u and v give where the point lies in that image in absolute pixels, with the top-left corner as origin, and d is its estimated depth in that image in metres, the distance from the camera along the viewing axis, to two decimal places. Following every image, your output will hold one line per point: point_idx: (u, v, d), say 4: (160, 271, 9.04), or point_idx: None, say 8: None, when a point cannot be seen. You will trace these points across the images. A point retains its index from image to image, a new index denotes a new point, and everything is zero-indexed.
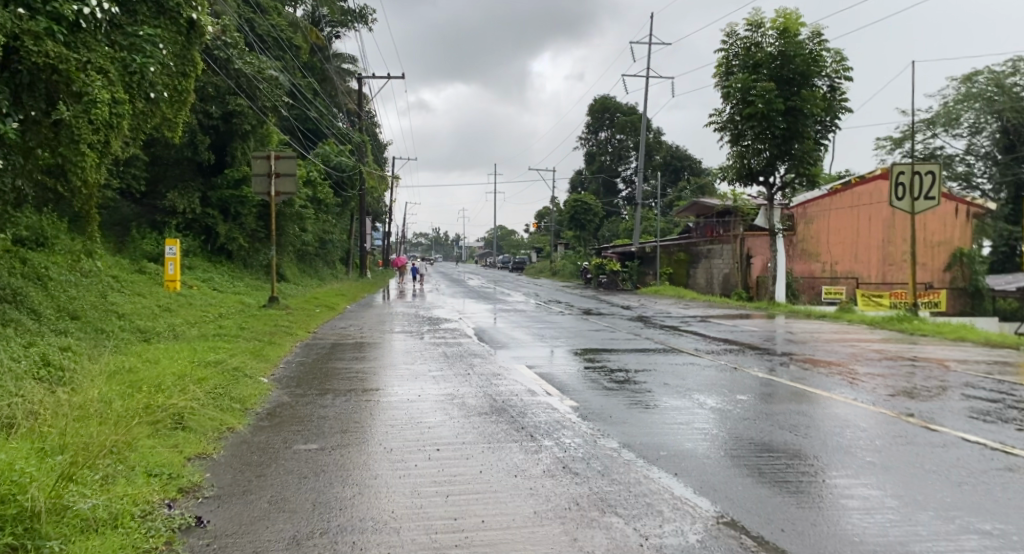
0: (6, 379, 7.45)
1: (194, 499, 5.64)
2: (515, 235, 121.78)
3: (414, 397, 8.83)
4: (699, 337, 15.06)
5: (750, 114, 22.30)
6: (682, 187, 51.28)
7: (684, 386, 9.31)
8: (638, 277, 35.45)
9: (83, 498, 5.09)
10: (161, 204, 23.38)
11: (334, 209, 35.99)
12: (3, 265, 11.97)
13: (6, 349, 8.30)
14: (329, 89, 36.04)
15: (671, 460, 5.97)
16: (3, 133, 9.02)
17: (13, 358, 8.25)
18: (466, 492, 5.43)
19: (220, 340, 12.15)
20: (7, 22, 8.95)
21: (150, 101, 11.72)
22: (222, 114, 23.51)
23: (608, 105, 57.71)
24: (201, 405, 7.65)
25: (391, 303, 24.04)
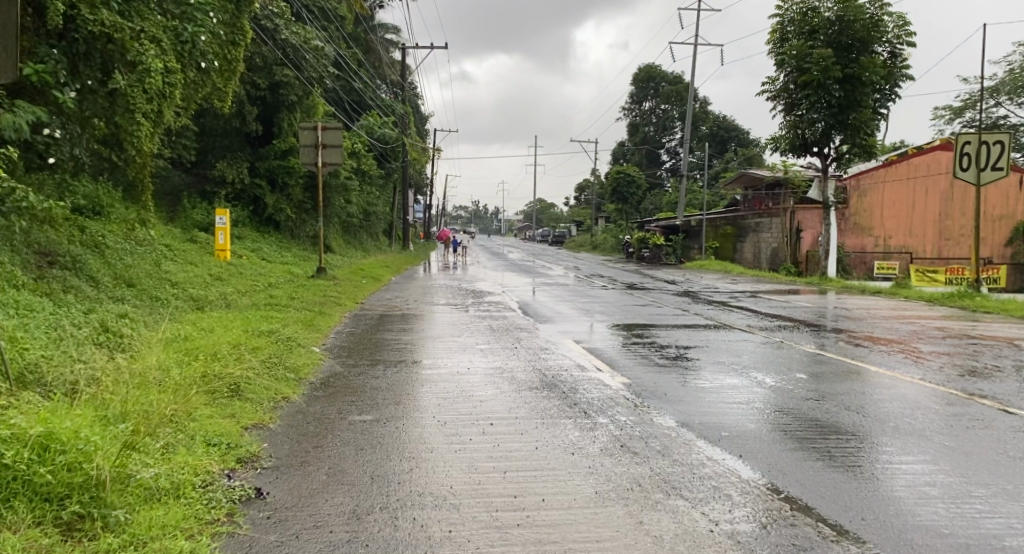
0: (68, 344, 7.56)
1: (253, 470, 5.66)
2: (554, 207, 121.19)
3: (464, 370, 8.79)
4: (750, 312, 14.81)
5: (805, 81, 21.77)
6: (729, 159, 50.42)
7: (738, 364, 9.12)
8: (682, 251, 35.01)
9: (146, 467, 5.14)
10: (211, 174, 23.61)
11: (378, 180, 36.04)
12: (63, 233, 12.17)
13: (68, 317, 8.44)
14: (373, 60, 35.96)
15: (733, 440, 5.83)
16: (61, 103, 9.12)
17: (75, 325, 8.38)
18: (525, 469, 5.37)
19: (270, 310, 12.24)
20: None
21: (201, 71, 11.81)
22: (269, 85, 23.64)
23: (654, 75, 56.80)
24: (256, 374, 7.70)
25: (436, 275, 24.10)
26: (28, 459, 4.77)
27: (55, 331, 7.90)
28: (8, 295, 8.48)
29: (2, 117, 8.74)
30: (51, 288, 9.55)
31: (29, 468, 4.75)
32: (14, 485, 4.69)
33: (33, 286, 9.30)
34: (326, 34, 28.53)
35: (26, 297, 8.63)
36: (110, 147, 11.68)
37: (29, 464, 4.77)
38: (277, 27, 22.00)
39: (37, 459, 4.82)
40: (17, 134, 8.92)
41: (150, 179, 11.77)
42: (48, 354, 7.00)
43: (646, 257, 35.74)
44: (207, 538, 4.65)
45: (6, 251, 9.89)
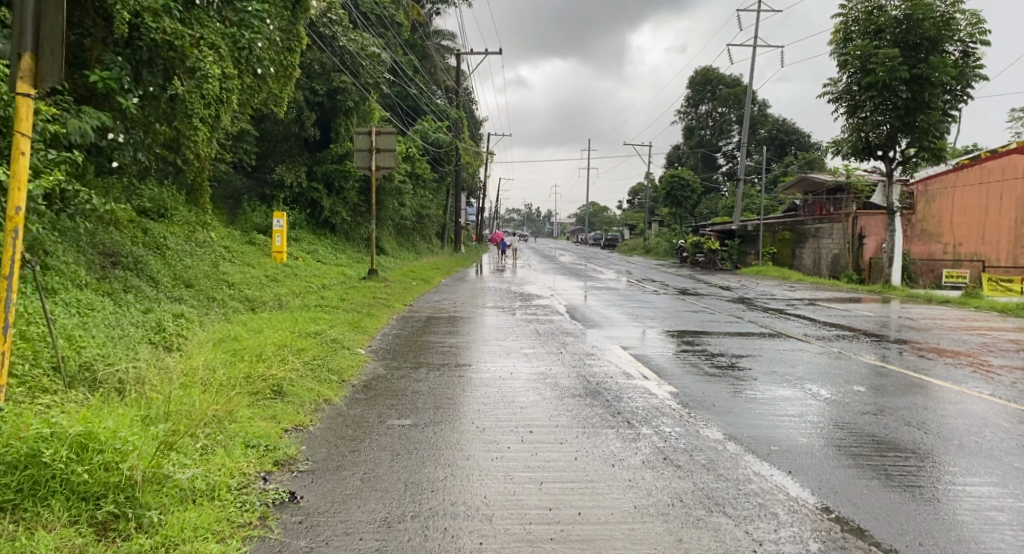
0: (120, 343, 7.63)
1: (289, 473, 5.53)
2: (608, 211, 120.39)
3: (506, 374, 8.63)
4: (807, 321, 14.34)
5: (870, 83, 21.13)
6: (788, 162, 49.36)
7: (793, 374, 8.78)
8: (739, 256, 34.32)
9: (182, 468, 5.07)
10: (270, 178, 23.95)
11: (430, 184, 36.23)
12: (126, 234, 12.38)
13: (125, 317, 8.54)
14: (428, 65, 36.15)
15: (783, 455, 5.55)
16: (124, 108, 9.15)
17: (132, 325, 8.47)
18: (562, 480, 5.18)
19: (321, 311, 12.29)
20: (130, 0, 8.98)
21: (258, 76, 11.86)
22: (327, 91, 23.81)
23: (711, 77, 55.96)
24: (300, 376, 7.62)
25: (486, 278, 24.01)
26: (65, 458, 4.73)
27: (111, 329, 7.98)
28: (68, 293, 8.59)
29: (69, 123, 8.70)
30: (113, 288, 9.68)
31: (67, 467, 4.70)
32: (52, 483, 4.65)
33: (96, 285, 9.43)
34: (383, 40, 28.72)
35: (86, 296, 8.73)
36: (171, 149, 11.80)
37: (66, 462, 4.72)
38: (334, 34, 22.13)
39: (75, 457, 4.76)
40: (82, 138, 8.91)
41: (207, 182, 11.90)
42: (102, 352, 7.04)
43: (700, 263, 35.14)
44: (237, 542, 4.56)
45: (73, 251, 10.07)
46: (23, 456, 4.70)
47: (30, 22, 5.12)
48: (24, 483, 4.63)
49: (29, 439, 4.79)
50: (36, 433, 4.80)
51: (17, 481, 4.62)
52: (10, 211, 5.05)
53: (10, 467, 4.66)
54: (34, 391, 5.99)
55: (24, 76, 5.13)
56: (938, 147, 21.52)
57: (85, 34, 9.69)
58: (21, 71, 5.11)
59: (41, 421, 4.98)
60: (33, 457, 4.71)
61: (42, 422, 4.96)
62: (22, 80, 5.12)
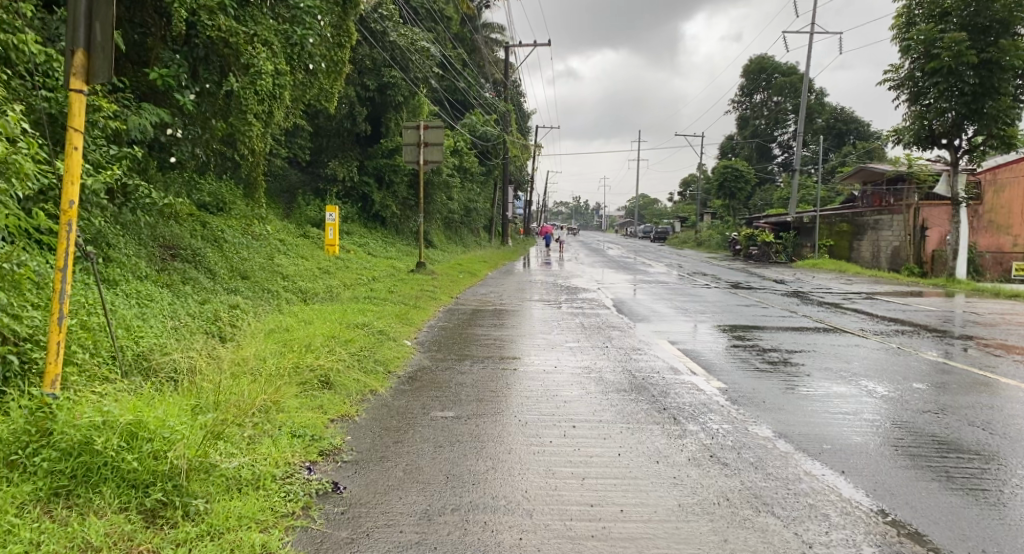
0: (174, 333, 7.73)
1: (333, 463, 5.46)
2: (658, 203, 119.28)
3: (550, 368, 8.57)
4: (864, 316, 13.96)
5: (935, 68, 20.49)
6: (847, 152, 48.17)
7: (848, 371, 8.54)
8: (794, 249, 33.66)
9: (229, 457, 5.06)
10: (323, 172, 24.22)
11: (479, 176, 36.30)
12: (184, 227, 12.60)
13: (182, 308, 8.67)
14: (478, 59, 36.11)
15: (835, 454, 5.38)
16: (181, 104, 9.29)
17: (188, 316, 8.59)
18: (605, 476, 5.09)
19: (370, 303, 12.36)
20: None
21: (309, 72, 11.90)
22: (378, 85, 23.88)
23: (766, 66, 54.86)
24: (347, 366, 7.58)
25: (534, 271, 23.94)
26: (115, 446, 4.71)
27: (168, 320, 8.11)
28: (128, 284, 8.74)
29: (129, 119, 8.87)
30: (171, 279, 9.84)
31: (117, 455, 4.69)
32: (103, 470, 4.65)
33: (155, 276, 9.59)
34: (432, 33, 28.77)
35: (145, 287, 8.88)
36: (226, 144, 11.92)
37: (117, 450, 4.71)
38: (384, 29, 22.20)
39: (125, 446, 4.75)
40: (141, 134, 9.06)
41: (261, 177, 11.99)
42: (159, 341, 7.12)
43: (754, 256, 34.55)
44: (280, 533, 4.52)
45: (134, 244, 10.25)
46: (76, 444, 4.71)
47: (82, 19, 5.17)
48: (78, 471, 4.64)
49: (82, 426, 4.79)
50: (89, 422, 4.80)
51: (71, 469, 4.63)
52: (64, 204, 5.09)
53: (63, 454, 4.68)
54: (91, 379, 5.97)
55: (78, 72, 5.18)
56: (1007, 134, 20.71)
57: (150, 34, 9.88)
58: (73, 68, 5.15)
59: (94, 408, 4.97)
60: (86, 444, 4.71)
61: (94, 410, 4.95)
62: (74, 76, 5.16)
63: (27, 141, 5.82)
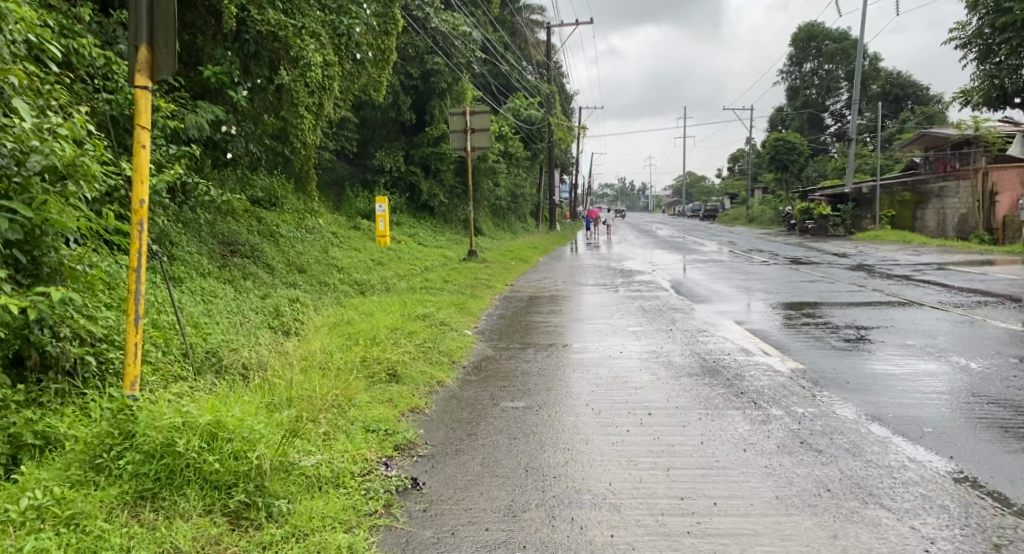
0: (240, 329, 7.63)
1: (410, 458, 5.08)
2: (705, 180, 117.52)
3: (616, 353, 8.30)
4: (940, 287, 13.40)
5: (1006, 23, 19.31)
6: (905, 118, 46.70)
7: (933, 348, 8.15)
8: (853, 222, 32.69)
9: (309, 454, 4.70)
10: (371, 163, 24.17)
11: (524, 161, 36.06)
12: (240, 224, 12.60)
13: (245, 304, 8.60)
14: (519, 42, 35.69)
15: (936, 439, 5.12)
16: (234, 100, 9.25)
17: (251, 311, 8.51)
18: (691, 466, 4.81)
19: (426, 293, 12.22)
20: None
21: (357, 62, 11.65)
22: (421, 74, 23.72)
23: (816, 33, 53.41)
24: (412, 358, 7.34)
25: (584, 255, 23.67)
26: (197, 446, 4.32)
27: (234, 316, 8.02)
28: (192, 282, 8.69)
29: (187, 117, 8.83)
30: (232, 275, 9.78)
31: (199, 456, 4.30)
32: (186, 472, 4.26)
33: (217, 273, 9.53)
34: (474, 19, 28.43)
35: (208, 284, 8.84)
36: (279, 139, 11.82)
37: (198, 451, 4.32)
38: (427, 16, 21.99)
39: (206, 446, 4.36)
40: (198, 132, 9.02)
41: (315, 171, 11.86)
42: (226, 338, 7.03)
43: (811, 230, 33.73)
44: (365, 533, 4.14)
45: (194, 242, 10.24)
46: (159, 446, 4.32)
47: (143, 11, 4.71)
48: (162, 473, 4.26)
49: (163, 427, 4.40)
50: (170, 422, 4.41)
51: (155, 471, 4.26)
52: (134, 204, 4.73)
53: (147, 456, 4.30)
54: (165, 377, 5.86)
55: (141, 68, 4.74)
56: None
57: (197, 33, 9.90)
58: (138, 64, 4.73)
59: (172, 409, 4.60)
60: (169, 446, 4.32)
61: (173, 410, 4.57)
62: (139, 72, 4.73)
63: (92, 142, 5.73)
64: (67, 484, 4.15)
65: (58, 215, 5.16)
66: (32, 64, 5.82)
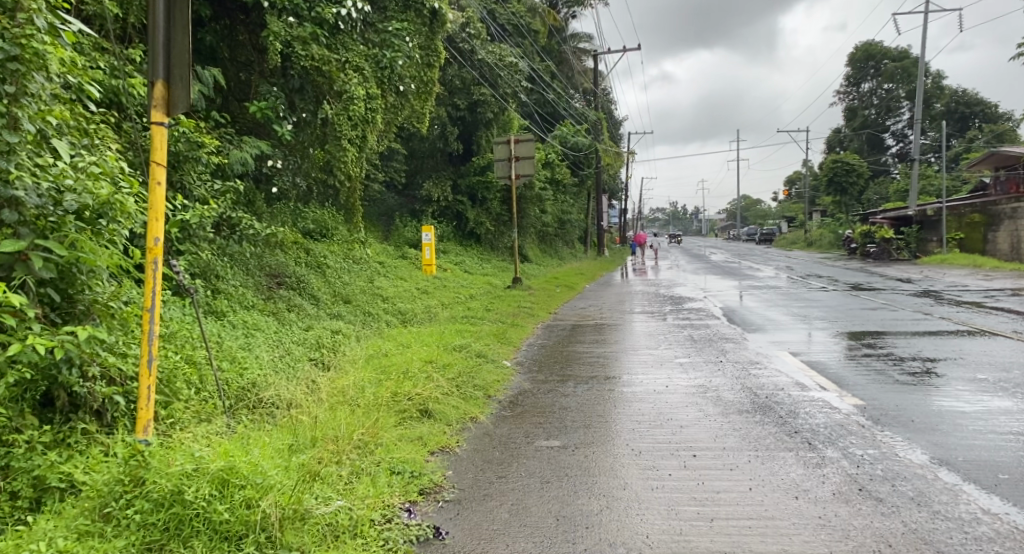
0: (276, 359, 7.48)
1: (434, 503, 4.80)
2: (760, 204, 115.63)
3: (660, 388, 7.89)
4: (1012, 314, 12.73)
5: None
6: (971, 137, 45.19)
7: (1007, 385, 7.65)
8: (917, 245, 31.57)
9: (326, 501, 4.46)
10: (419, 193, 24.18)
11: (572, 188, 35.86)
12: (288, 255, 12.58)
13: (287, 336, 8.46)
14: (567, 71, 35.61)
15: (1013, 487, 4.79)
16: (280, 135, 9.06)
17: (293, 343, 8.36)
18: (737, 517, 4.42)
19: (469, 322, 12.00)
20: (279, 31, 8.85)
21: (401, 94, 11.47)
22: (468, 105, 23.67)
23: (873, 53, 52.30)
24: (446, 393, 7.06)
25: (634, 281, 23.23)
26: (206, 495, 4.14)
27: (274, 348, 7.86)
28: (235, 315, 8.49)
29: (231, 153, 8.57)
30: (277, 307, 9.63)
31: (208, 505, 4.11)
32: (194, 522, 4.08)
33: (262, 305, 9.38)
34: (522, 49, 28.43)
35: (252, 316, 8.67)
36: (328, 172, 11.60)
37: (208, 500, 4.13)
38: (473, 47, 22.01)
39: (216, 495, 4.17)
40: (243, 167, 8.75)
41: (359, 203, 11.74)
42: (263, 373, 6.80)
43: (872, 254, 32.68)
44: None
45: (242, 274, 10.16)
46: (168, 494, 4.14)
47: (161, 48, 4.61)
48: (170, 523, 4.08)
49: (173, 474, 4.24)
50: (180, 470, 4.25)
51: (163, 521, 4.08)
52: (149, 242, 4.59)
53: (156, 505, 4.12)
54: (195, 417, 5.66)
55: (157, 104, 4.62)
56: None
57: (242, 69, 9.94)
58: (154, 100, 4.60)
59: (184, 454, 4.44)
60: (178, 494, 4.14)
61: (185, 457, 4.41)
62: (155, 108, 4.60)
63: (127, 181, 5.51)
64: (73, 535, 4.01)
65: (91, 254, 4.96)
66: (76, 105, 5.66)
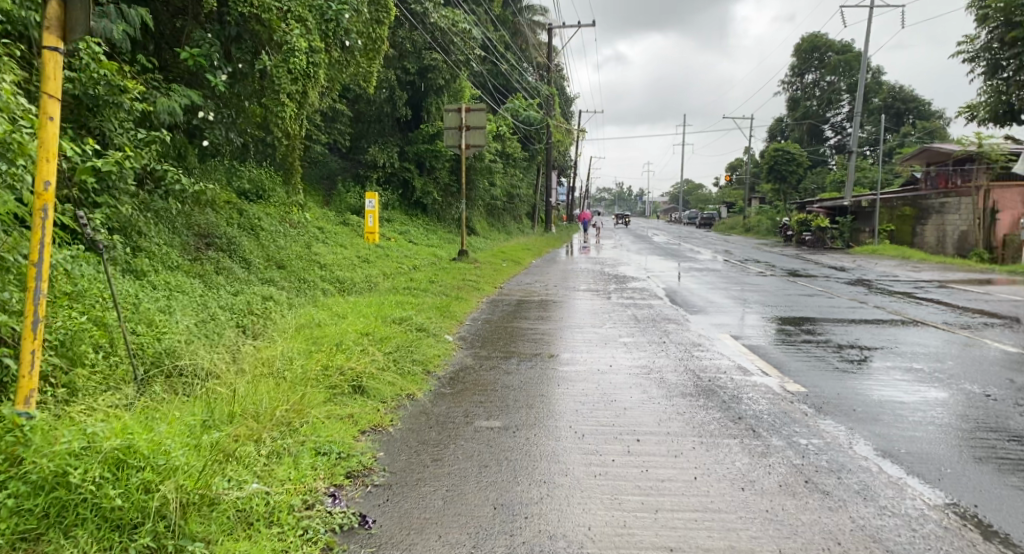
0: (201, 326, 7.05)
1: (362, 487, 4.50)
2: (702, 189, 117.06)
3: (604, 368, 7.69)
4: (944, 306, 12.98)
5: (1016, 38, 18.37)
6: (905, 132, 46.31)
7: (942, 376, 7.70)
8: (851, 235, 32.30)
9: (239, 485, 4.15)
10: (364, 158, 23.45)
11: (521, 162, 35.48)
12: (220, 215, 11.96)
13: (215, 301, 7.99)
14: (520, 42, 35.09)
15: (957, 481, 4.73)
16: (213, 85, 8.43)
17: (222, 309, 7.91)
18: (683, 508, 4.25)
19: (410, 294, 11.63)
20: None
21: (347, 50, 10.96)
22: (418, 69, 23.02)
23: (818, 44, 53.05)
24: (381, 368, 6.72)
25: (578, 259, 23.10)
26: (97, 479, 3.81)
27: (198, 313, 7.40)
28: (157, 276, 7.94)
29: (157, 101, 7.93)
30: (204, 269, 9.09)
31: (98, 490, 3.79)
32: (80, 508, 3.75)
33: (187, 266, 8.84)
34: (476, 16, 27.82)
35: (176, 278, 8.14)
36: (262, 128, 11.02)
37: (98, 484, 3.80)
38: (426, 10, 21.37)
39: (109, 478, 3.84)
40: (171, 117, 8.16)
41: (298, 163, 11.20)
42: (185, 337, 6.39)
43: (807, 241, 33.27)
44: None
45: (167, 232, 9.58)
46: (50, 476, 3.81)
47: None
48: (51, 510, 3.75)
49: (58, 454, 3.89)
50: (66, 449, 3.90)
51: (42, 507, 3.74)
52: (38, 186, 4.14)
53: (34, 488, 3.78)
54: (99, 384, 5.26)
55: (52, 26, 4.16)
56: None
57: None
58: (47, 20, 4.14)
59: (75, 430, 4.08)
60: (62, 477, 3.81)
61: (76, 432, 4.05)
62: (49, 31, 4.15)
63: (28, 119, 5.02)
64: None
65: None
66: None
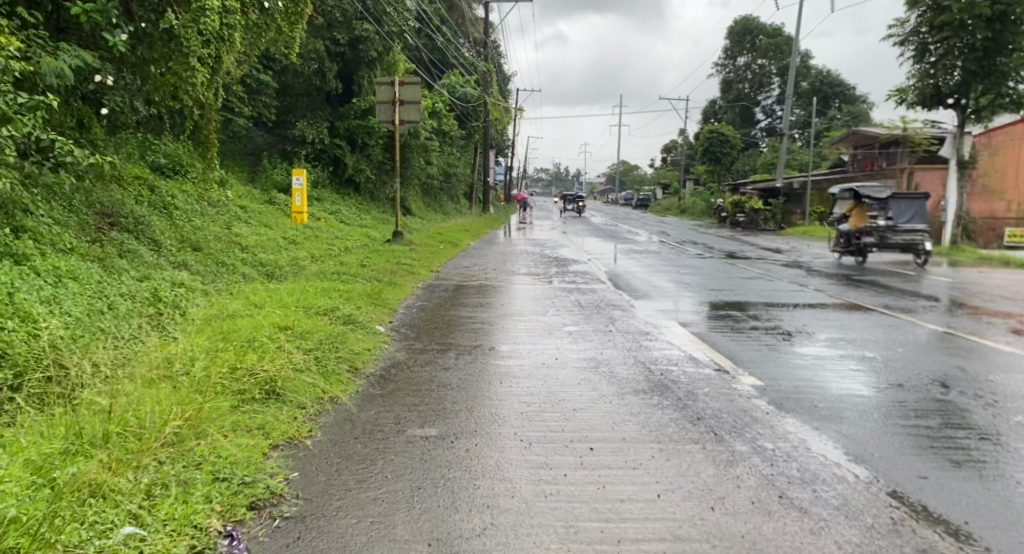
0: (91, 319, 6.23)
1: (268, 521, 3.85)
2: (636, 170, 117.80)
3: (550, 362, 7.11)
4: (881, 289, 12.83)
5: (943, 21, 18.31)
6: (831, 116, 47.01)
7: (897, 365, 7.36)
8: (782, 216, 32.56)
9: (102, 533, 3.48)
10: (291, 133, 22.37)
11: (458, 141, 34.60)
12: (128, 192, 10.98)
13: (114, 288, 7.16)
14: (456, 17, 34.09)
15: (940, 492, 4.28)
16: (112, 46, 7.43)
17: (122, 297, 7.09)
18: (650, 538, 3.74)
19: (336, 279, 10.85)
20: None
21: (266, 13, 10.03)
22: (350, 41, 21.98)
23: (750, 27, 53.30)
24: (300, 368, 6.01)
25: (517, 240, 22.46)
26: None
27: (89, 301, 6.59)
28: (44, 261, 7.00)
29: (42, 61, 7.03)
30: (104, 252, 8.17)
31: None
32: None
33: (84, 250, 7.94)
34: None
35: (68, 263, 7.22)
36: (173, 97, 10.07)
37: None
38: None
39: None
40: (61, 82, 7.23)
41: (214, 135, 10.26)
42: (68, 335, 5.60)
43: (740, 223, 33.33)
44: None
45: (62, 211, 8.69)
46: None
47: None
48: None
49: None
50: None
51: None
52: None
53: None
54: None
55: None
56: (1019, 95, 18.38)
57: None
58: None
59: None
60: None
61: None
62: None
63: None
64: None
65: None
66: None
